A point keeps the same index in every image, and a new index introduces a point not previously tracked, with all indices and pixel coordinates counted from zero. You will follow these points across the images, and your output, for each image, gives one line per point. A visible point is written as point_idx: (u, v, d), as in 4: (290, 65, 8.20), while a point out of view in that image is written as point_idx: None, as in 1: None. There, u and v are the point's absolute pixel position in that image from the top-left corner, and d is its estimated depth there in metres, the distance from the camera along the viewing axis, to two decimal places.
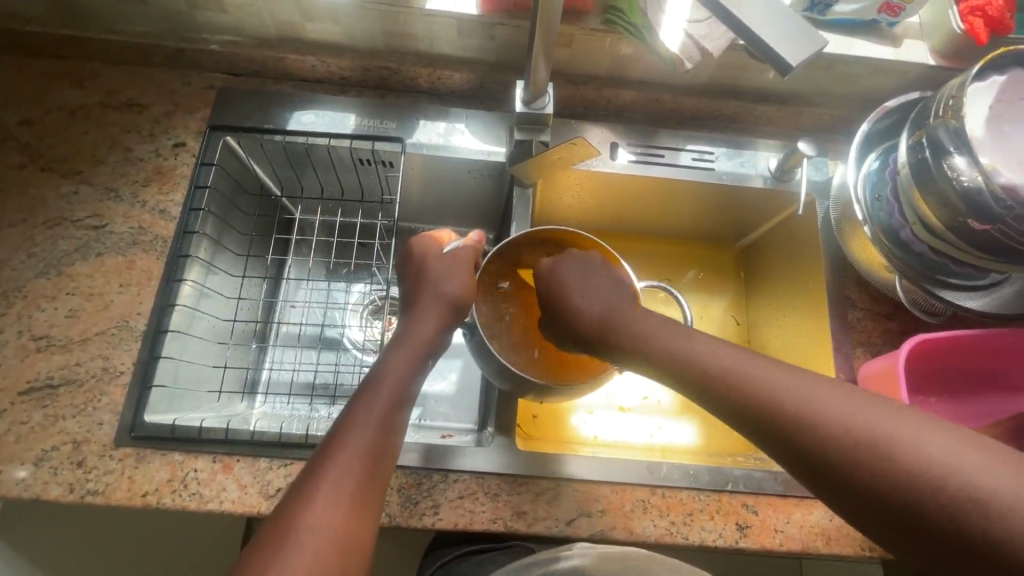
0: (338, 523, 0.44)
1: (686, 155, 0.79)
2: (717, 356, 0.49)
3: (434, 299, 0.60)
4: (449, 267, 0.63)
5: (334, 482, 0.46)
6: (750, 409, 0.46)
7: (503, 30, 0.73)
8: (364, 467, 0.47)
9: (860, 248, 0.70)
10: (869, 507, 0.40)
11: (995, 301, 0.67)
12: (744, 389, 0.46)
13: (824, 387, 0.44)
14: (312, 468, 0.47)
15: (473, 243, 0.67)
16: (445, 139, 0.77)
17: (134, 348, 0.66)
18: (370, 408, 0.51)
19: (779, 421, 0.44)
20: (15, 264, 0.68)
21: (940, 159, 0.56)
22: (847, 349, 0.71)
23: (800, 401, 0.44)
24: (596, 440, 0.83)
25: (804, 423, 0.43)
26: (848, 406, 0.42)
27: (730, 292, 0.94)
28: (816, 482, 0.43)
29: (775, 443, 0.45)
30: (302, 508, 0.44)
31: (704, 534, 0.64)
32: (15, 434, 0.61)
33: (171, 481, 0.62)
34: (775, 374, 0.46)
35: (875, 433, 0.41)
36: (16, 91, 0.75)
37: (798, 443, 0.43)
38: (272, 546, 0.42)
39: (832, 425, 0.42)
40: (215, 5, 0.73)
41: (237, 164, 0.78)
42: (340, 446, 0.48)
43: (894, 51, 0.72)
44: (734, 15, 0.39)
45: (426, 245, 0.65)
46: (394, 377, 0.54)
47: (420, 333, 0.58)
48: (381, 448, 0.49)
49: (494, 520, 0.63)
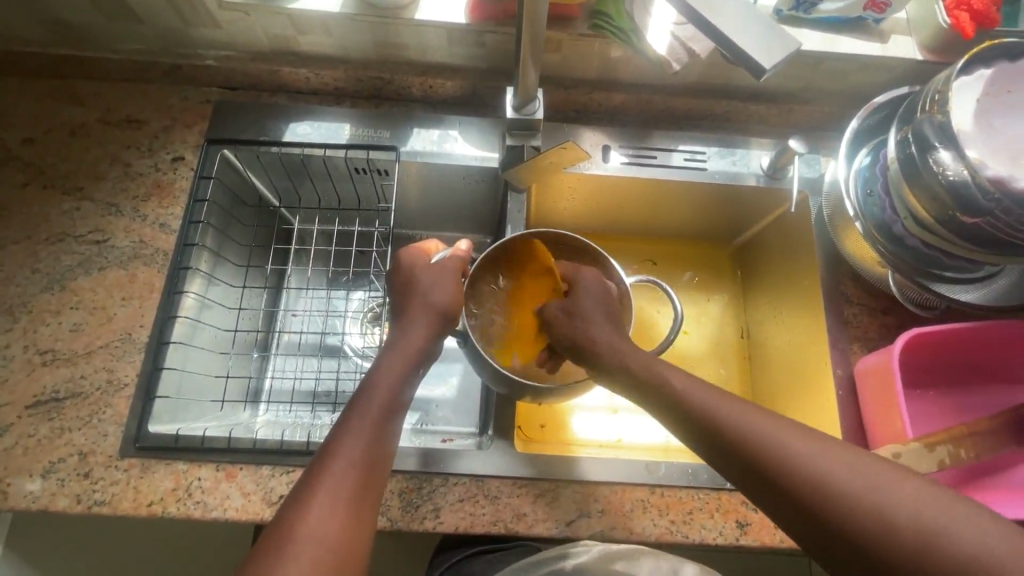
0: (335, 532, 0.45)
1: (678, 155, 0.79)
2: (692, 399, 0.49)
3: (423, 309, 0.61)
4: (437, 276, 0.63)
5: (329, 494, 0.46)
6: (717, 438, 0.47)
7: (492, 37, 0.74)
8: (358, 477, 0.48)
9: (853, 243, 0.71)
10: (824, 547, 0.42)
11: (988, 293, 0.67)
12: (720, 427, 0.47)
13: (793, 429, 0.45)
14: (309, 477, 0.47)
15: (461, 253, 0.68)
16: (439, 146, 0.78)
17: (138, 360, 0.68)
18: (362, 416, 0.51)
19: (753, 458, 0.45)
20: (20, 280, 0.69)
21: (925, 153, 0.57)
22: (843, 345, 0.71)
23: (774, 445, 0.45)
24: (621, 442, 0.84)
25: (771, 464, 0.44)
26: (816, 452, 0.44)
27: (727, 290, 0.94)
28: (772, 505, 0.45)
29: (743, 474, 0.46)
30: (300, 519, 0.45)
31: (704, 531, 0.65)
32: (23, 447, 0.63)
33: (176, 490, 0.63)
34: (755, 416, 0.47)
35: (848, 487, 0.42)
36: (18, 111, 0.76)
37: (768, 478, 0.44)
38: (273, 555, 0.43)
39: (788, 464, 0.44)
40: (209, 22, 0.74)
41: (235, 176, 0.79)
42: (333, 457, 0.48)
43: (881, 47, 0.73)
44: (716, 28, 0.40)
45: (413, 257, 0.65)
46: (385, 384, 0.54)
47: (410, 343, 0.58)
48: (374, 456, 0.50)
49: (495, 522, 0.64)
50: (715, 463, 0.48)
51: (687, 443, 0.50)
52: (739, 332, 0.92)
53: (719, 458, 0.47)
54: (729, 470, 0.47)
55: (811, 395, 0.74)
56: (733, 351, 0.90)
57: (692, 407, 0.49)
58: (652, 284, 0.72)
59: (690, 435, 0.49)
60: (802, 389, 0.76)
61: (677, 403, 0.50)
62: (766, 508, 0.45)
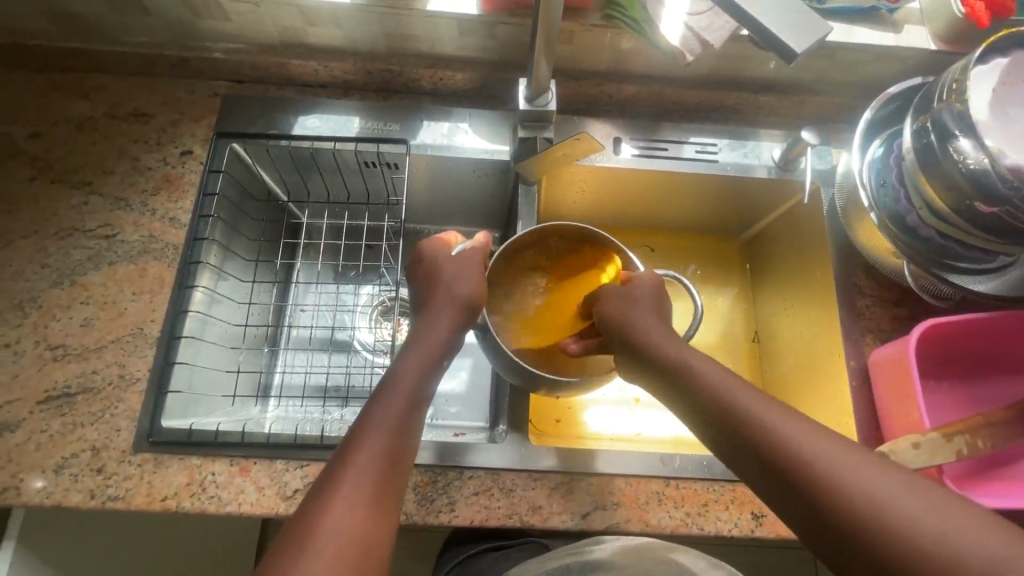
0: (357, 521, 0.45)
1: (689, 147, 0.79)
2: (725, 400, 0.50)
3: (447, 300, 0.60)
4: (461, 268, 0.63)
5: (353, 483, 0.46)
6: (739, 435, 0.48)
7: (504, 29, 0.73)
8: (382, 467, 0.48)
9: (867, 234, 0.70)
10: (832, 545, 0.42)
11: (1002, 284, 0.67)
12: (747, 426, 0.48)
13: (812, 430, 0.46)
14: (334, 466, 0.48)
15: (481, 244, 0.66)
16: (449, 139, 0.78)
17: (149, 354, 0.67)
18: (387, 412, 0.51)
19: (781, 461, 0.46)
20: (29, 275, 0.69)
21: (944, 142, 0.56)
22: (856, 336, 0.71)
23: (804, 450, 0.45)
24: (641, 437, 0.84)
25: (786, 462, 0.45)
26: (834, 454, 0.44)
27: (736, 283, 0.94)
28: (786, 503, 0.46)
29: (769, 475, 0.47)
30: (323, 511, 0.45)
31: (719, 523, 0.64)
32: (35, 443, 0.62)
33: (189, 484, 0.62)
34: (785, 421, 0.47)
35: (861, 487, 0.42)
36: (23, 105, 0.76)
37: (782, 473, 0.45)
38: (294, 546, 0.43)
39: (802, 464, 0.44)
40: (218, 13, 0.73)
41: (243, 170, 0.79)
42: (358, 448, 0.48)
43: (895, 37, 0.73)
44: (765, 26, 0.39)
45: (436, 247, 0.65)
46: (408, 382, 0.54)
47: (433, 336, 0.58)
48: (397, 449, 0.50)
49: (510, 515, 0.64)
50: (739, 466, 0.49)
51: (713, 445, 0.52)
52: (749, 326, 0.91)
53: (739, 454, 0.49)
54: (753, 470, 0.48)
55: (824, 387, 0.74)
56: (742, 344, 0.90)
57: (723, 408, 0.50)
58: (675, 280, 0.69)
59: (714, 431, 0.51)
60: (814, 382, 0.76)
61: (705, 398, 0.51)
62: (784, 513, 0.46)
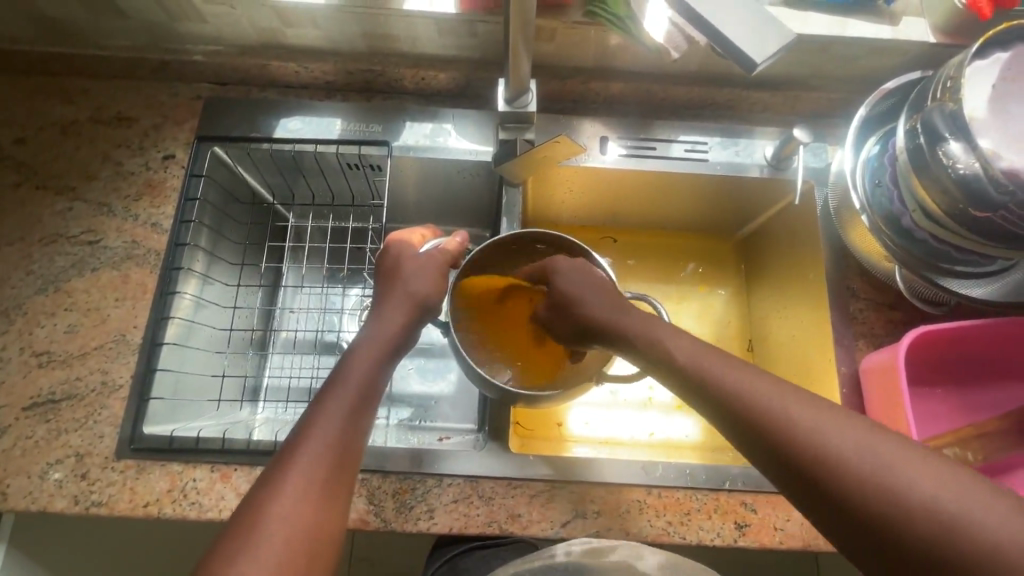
0: (306, 513, 0.44)
1: (678, 146, 0.77)
2: (701, 377, 0.48)
3: (401, 298, 0.59)
4: (421, 266, 0.62)
5: (298, 474, 0.45)
6: (710, 398, 0.47)
7: (483, 26, 0.72)
8: (332, 458, 0.47)
9: (860, 238, 0.68)
10: (814, 502, 0.41)
11: (1002, 288, 0.64)
12: (723, 400, 0.46)
13: (772, 388, 0.44)
14: (281, 456, 0.47)
15: (451, 246, 0.67)
16: (432, 139, 0.76)
17: (132, 360, 0.67)
18: (335, 403, 0.50)
19: (755, 436, 0.44)
20: (15, 281, 0.69)
21: (935, 145, 0.54)
22: (848, 342, 0.69)
23: (767, 410, 0.43)
24: (653, 439, 0.83)
25: (753, 423, 0.44)
26: (794, 412, 0.43)
27: (730, 282, 0.92)
28: (766, 466, 0.44)
29: (752, 452, 0.45)
30: (274, 496, 0.44)
31: (702, 533, 0.63)
32: (20, 449, 0.63)
33: (171, 491, 0.63)
34: (748, 380, 0.45)
35: (827, 445, 0.40)
36: (7, 110, 0.76)
37: (753, 434, 0.44)
38: (243, 534, 0.42)
39: (767, 425, 0.43)
40: (195, 15, 0.73)
41: (226, 172, 0.78)
42: (306, 437, 0.47)
43: (893, 29, 0.70)
44: (726, 38, 0.42)
45: (401, 245, 0.64)
46: (360, 370, 0.53)
47: (385, 331, 0.57)
48: (348, 441, 0.49)
49: (489, 523, 0.63)
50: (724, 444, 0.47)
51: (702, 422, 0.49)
52: (743, 327, 0.90)
53: (713, 416, 0.47)
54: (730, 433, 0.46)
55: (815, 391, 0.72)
56: (735, 344, 0.89)
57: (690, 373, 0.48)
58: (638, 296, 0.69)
59: (687, 395, 0.49)
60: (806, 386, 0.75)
61: (672, 368, 0.50)
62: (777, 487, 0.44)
